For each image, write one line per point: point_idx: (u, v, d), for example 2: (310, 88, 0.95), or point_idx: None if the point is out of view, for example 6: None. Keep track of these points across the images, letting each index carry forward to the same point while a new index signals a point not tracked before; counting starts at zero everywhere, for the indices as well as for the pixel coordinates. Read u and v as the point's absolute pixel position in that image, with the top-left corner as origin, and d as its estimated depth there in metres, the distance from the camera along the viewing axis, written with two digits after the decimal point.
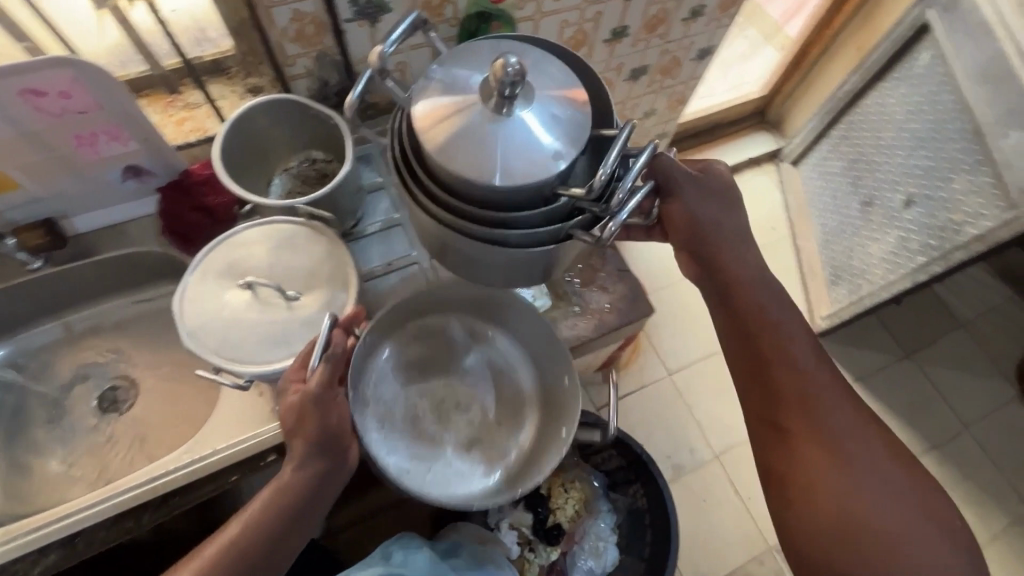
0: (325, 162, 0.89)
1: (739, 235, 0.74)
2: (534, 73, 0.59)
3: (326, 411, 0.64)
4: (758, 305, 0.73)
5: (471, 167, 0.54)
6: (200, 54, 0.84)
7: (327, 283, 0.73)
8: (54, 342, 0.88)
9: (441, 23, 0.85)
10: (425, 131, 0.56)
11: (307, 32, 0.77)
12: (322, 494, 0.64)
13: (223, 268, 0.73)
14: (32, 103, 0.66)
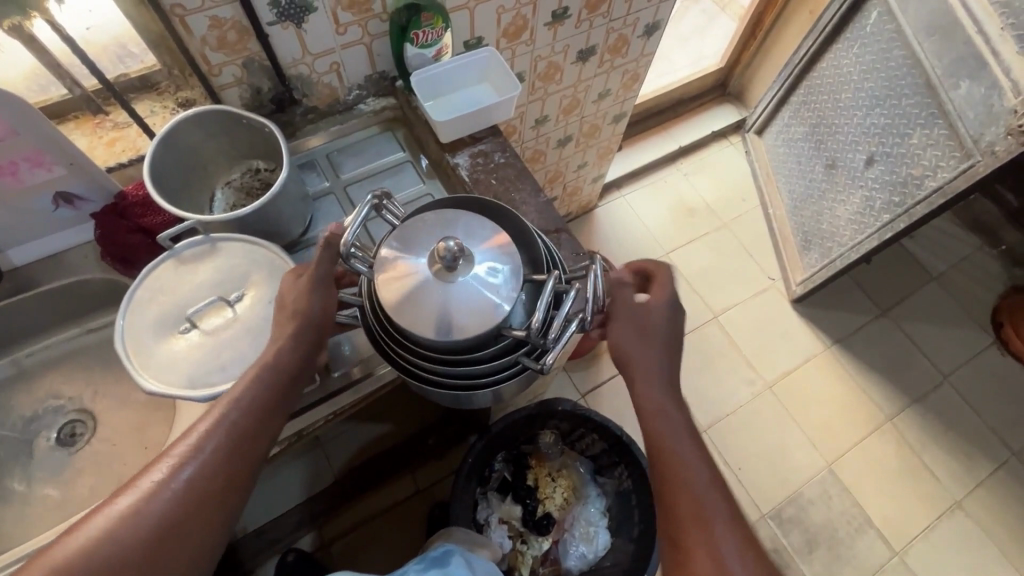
0: (268, 170, 0.87)
1: (661, 349, 0.68)
2: (479, 235, 0.64)
3: (313, 295, 0.65)
4: (665, 421, 0.66)
5: (430, 338, 0.60)
6: (125, 71, 0.82)
7: (257, 272, 0.71)
8: (4, 382, 0.85)
9: (371, 19, 0.83)
10: (386, 307, 0.60)
11: (229, 38, 0.75)
12: (296, 373, 0.65)
13: (155, 323, 0.68)
14: None
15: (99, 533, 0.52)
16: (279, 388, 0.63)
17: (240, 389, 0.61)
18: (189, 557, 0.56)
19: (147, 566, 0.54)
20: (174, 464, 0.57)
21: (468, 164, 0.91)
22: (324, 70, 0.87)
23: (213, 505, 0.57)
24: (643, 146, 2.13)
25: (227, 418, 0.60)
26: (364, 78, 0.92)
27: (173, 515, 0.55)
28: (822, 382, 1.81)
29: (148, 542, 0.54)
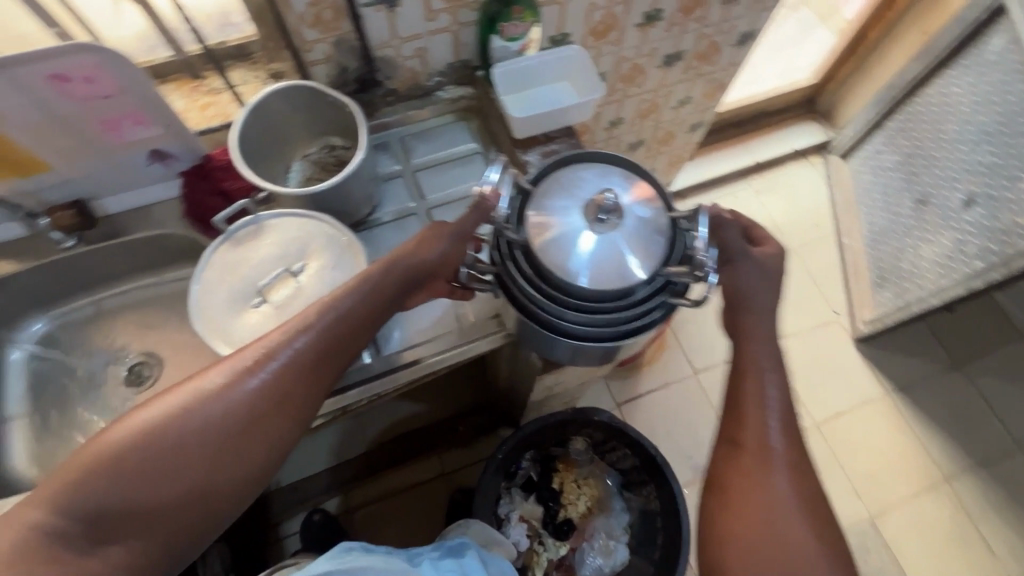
0: (343, 148, 0.90)
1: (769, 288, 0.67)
2: (610, 179, 0.66)
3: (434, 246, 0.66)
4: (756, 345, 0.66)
5: (595, 288, 0.61)
6: (225, 39, 0.85)
7: (318, 244, 0.72)
8: (87, 319, 0.91)
9: (462, 7, 0.82)
10: (546, 261, 0.61)
11: (324, 16, 0.76)
12: (392, 298, 0.66)
13: (227, 299, 0.68)
14: (59, 87, 0.68)
15: (191, 405, 0.55)
16: (377, 309, 0.64)
17: (337, 306, 0.62)
18: (263, 447, 0.58)
19: (226, 446, 0.56)
20: (266, 359, 0.59)
21: (539, 163, 0.89)
22: (409, 55, 0.87)
23: (292, 406, 0.59)
24: (716, 157, 2.05)
25: (320, 330, 0.61)
26: (446, 65, 0.93)
27: (257, 408, 0.57)
28: (877, 429, 1.70)
29: (233, 424, 0.56)
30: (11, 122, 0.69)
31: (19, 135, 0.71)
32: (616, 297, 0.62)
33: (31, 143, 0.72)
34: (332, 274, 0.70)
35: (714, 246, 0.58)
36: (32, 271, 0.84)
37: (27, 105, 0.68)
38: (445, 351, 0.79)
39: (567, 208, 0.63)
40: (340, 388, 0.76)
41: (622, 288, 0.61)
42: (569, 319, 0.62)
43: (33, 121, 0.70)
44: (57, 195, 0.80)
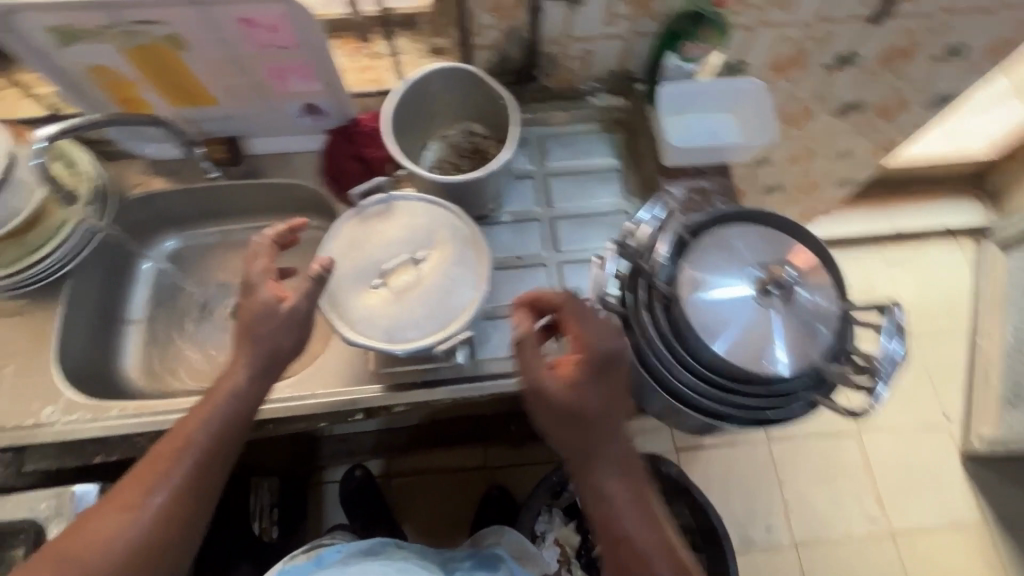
0: (482, 136, 0.88)
1: (603, 379, 0.54)
2: (782, 248, 0.58)
3: (269, 317, 0.61)
4: (597, 449, 0.54)
5: (727, 360, 0.54)
6: (397, 6, 0.85)
7: (445, 236, 0.69)
8: (208, 245, 0.95)
9: (645, 16, 0.76)
10: (695, 325, 0.55)
11: (505, 4, 0.73)
12: (287, 350, 0.63)
13: (351, 276, 0.67)
14: (245, 31, 0.69)
15: (99, 536, 0.55)
16: (275, 365, 0.62)
17: (225, 387, 0.61)
18: (188, 539, 0.58)
19: (162, 536, 0.56)
20: (159, 456, 0.58)
21: (681, 197, 0.82)
22: (574, 55, 0.83)
23: (203, 490, 0.59)
24: (851, 215, 1.84)
25: (214, 414, 0.60)
26: (607, 72, 0.88)
27: (175, 498, 0.57)
28: (963, 559, 1.49)
29: (148, 532, 0.56)
30: (195, 55, 0.71)
31: (198, 69, 0.73)
32: (741, 379, 0.55)
33: (205, 76, 0.74)
34: (453, 269, 0.67)
35: (895, 356, 0.51)
36: (177, 192, 0.88)
37: (212, 41, 0.69)
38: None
39: (730, 271, 0.56)
40: (427, 382, 0.75)
41: (757, 374, 0.54)
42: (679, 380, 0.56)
43: (213, 57, 0.72)
44: (215, 127, 0.84)
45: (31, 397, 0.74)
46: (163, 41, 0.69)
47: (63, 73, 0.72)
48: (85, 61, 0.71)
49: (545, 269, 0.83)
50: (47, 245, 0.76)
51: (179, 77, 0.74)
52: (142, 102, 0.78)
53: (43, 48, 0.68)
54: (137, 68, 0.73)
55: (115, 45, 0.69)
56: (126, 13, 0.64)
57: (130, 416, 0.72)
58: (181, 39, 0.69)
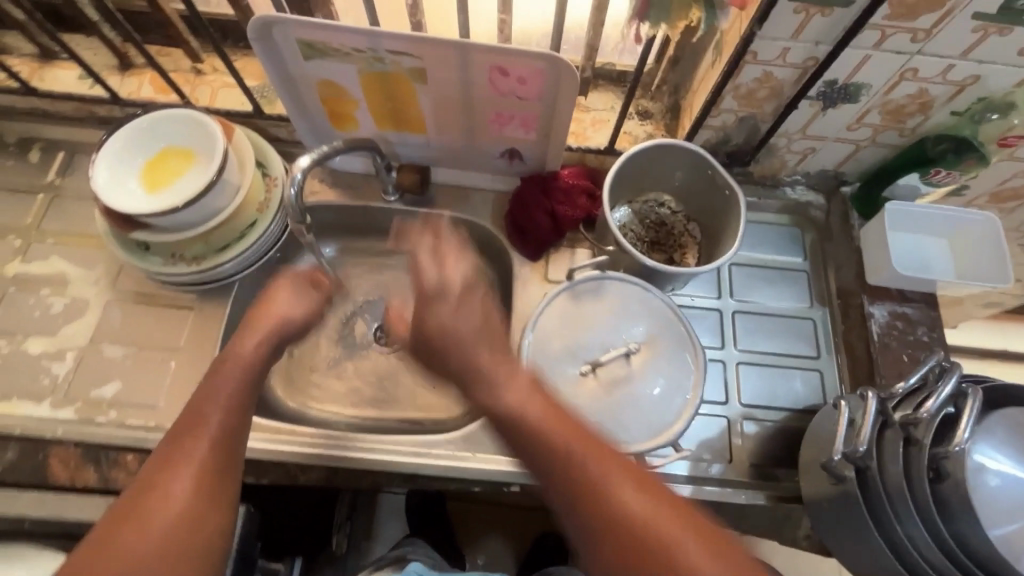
0: (671, 210, 0.82)
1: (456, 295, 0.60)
2: None
3: (293, 304, 0.63)
4: (476, 365, 0.55)
5: (1004, 564, 0.48)
6: (614, 63, 0.82)
7: (656, 329, 0.65)
8: (358, 260, 0.91)
9: (892, 129, 0.72)
10: (980, 517, 0.48)
11: (757, 94, 0.68)
12: (287, 319, 0.61)
13: (557, 357, 0.63)
14: (492, 78, 0.66)
15: (134, 525, 0.46)
16: (281, 329, 0.61)
17: (233, 352, 0.57)
18: (226, 506, 0.49)
19: (200, 505, 0.48)
20: (178, 433, 0.50)
21: (883, 322, 0.77)
22: (795, 150, 0.78)
23: (233, 452, 0.52)
24: None
25: (224, 379, 0.54)
26: (817, 170, 0.83)
27: (211, 462, 0.50)
28: None
29: (183, 498, 0.47)
30: (428, 89, 0.69)
31: (424, 100, 0.71)
32: None
33: (427, 107, 0.72)
34: (664, 370, 0.63)
35: None
36: (349, 207, 0.85)
37: (454, 78, 0.66)
38: (707, 485, 0.72)
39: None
40: None
41: None
42: (925, 560, 0.51)
43: (445, 92, 0.69)
44: (406, 152, 0.82)
45: (192, 399, 0.72)
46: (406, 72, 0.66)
47: (289, 82, 0.70)
48: (317, 75, 0.69)
49: (722, 366, 0.78)
50: (228, 252, 0.74)
51: (399, 105, 0.72)
52: (349, 120, 0.76)
53: (283, 57, 0.67)
54: (364, 90, 0.70)
55: (356, 67, 0.67)
56: (385, 43, 0.62)
57: (294, 442, 0.70)
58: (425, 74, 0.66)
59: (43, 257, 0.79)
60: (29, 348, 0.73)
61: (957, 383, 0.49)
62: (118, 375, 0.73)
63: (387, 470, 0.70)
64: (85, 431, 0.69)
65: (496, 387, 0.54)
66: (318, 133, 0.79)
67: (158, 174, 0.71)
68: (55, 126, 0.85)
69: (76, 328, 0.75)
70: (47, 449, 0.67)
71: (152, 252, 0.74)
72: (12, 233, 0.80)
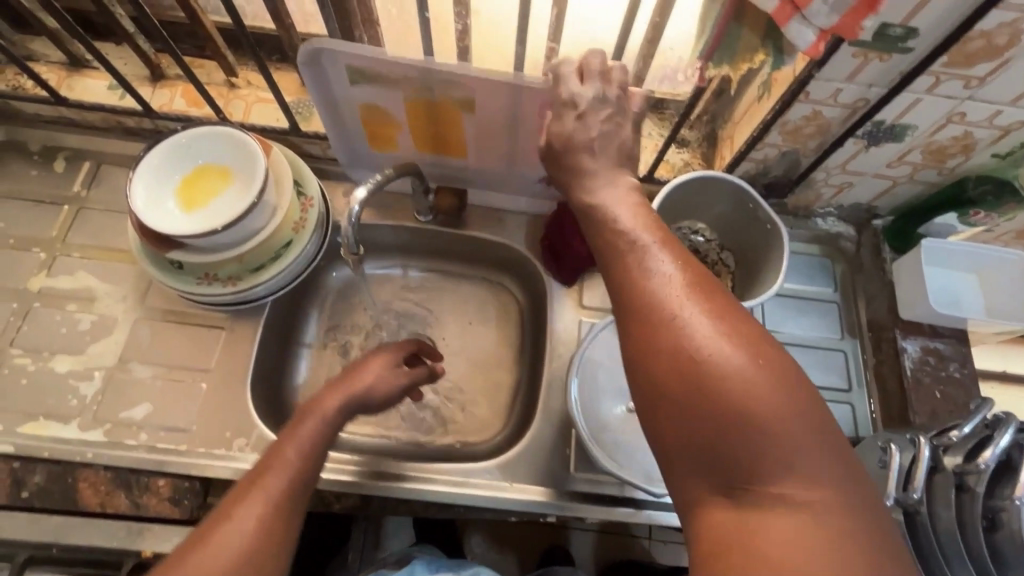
0: (707, 239, 0.82)
1: (597, 106, 0.52)
2: None
3: (379, 379, 0.64)
4: (579, 161, 0.52)
5: None
6: (654, 90, 0.81)
7: None
8: (387, 279, 0.90)
9: (933, 168, 0.72)
10: None
11: (803, 130, 0.69)
12: (375, 384, 0.63)
13: (607, 393, 0.63)
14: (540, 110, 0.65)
15: (204, 553, 0.46)
16: (369, 390, 0.62)
17: (317, 406, 0.59)
18: (284, 547, 0.49)
19: (265, 539, 0.48)
20: (257, 472, 0.52)
21: (915, 357, 0.77)
22: (833, 184, 0.78)
23: (302, 493, 0.52)
24: None
25: (309, 428, 0.56)
26: (851, 203, 0.83)
27: (281, 500, 0.50)
28: None
29: (250, 531, 0.48)
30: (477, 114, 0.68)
31: (470, 126, 0.70)
32: None
33: (471, 132, 0.71)
34: None
35: None
36: (382, 227, 0.84)
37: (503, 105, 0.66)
38: None
39: None
40: (631, 501, 0.70)
41: None
42: None
43: (490, 119, 0.69)
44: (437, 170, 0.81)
45: (224, 422, 0.71)
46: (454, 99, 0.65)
47: (332, 104, 0.69)
48: (359, 99, 0.68)
49: None
50: (264, 274, 0.73)
51: (445, 127, 0.72)
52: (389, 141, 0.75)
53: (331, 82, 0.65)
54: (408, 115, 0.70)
55: (404, 93, 0.66)
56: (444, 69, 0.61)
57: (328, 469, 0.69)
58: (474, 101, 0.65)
59: (70, 271, 0.77)
60: (56, 367, 0.72)
61: (1013, 434, 0.50)
62: (148, 396, 0.71)
63: (423, 498, 0.70)
64: (115, 454, 0.67)
65: (589, 188, 0.50)
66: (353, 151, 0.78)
67: (195, 193, 0.70)
68: (81, 135, 0.83)
69: (103, 346, 0.73)
70: (76, 473, 0.66)
71: (184, 270, 0.72)
72: (37, 246, 0.78)
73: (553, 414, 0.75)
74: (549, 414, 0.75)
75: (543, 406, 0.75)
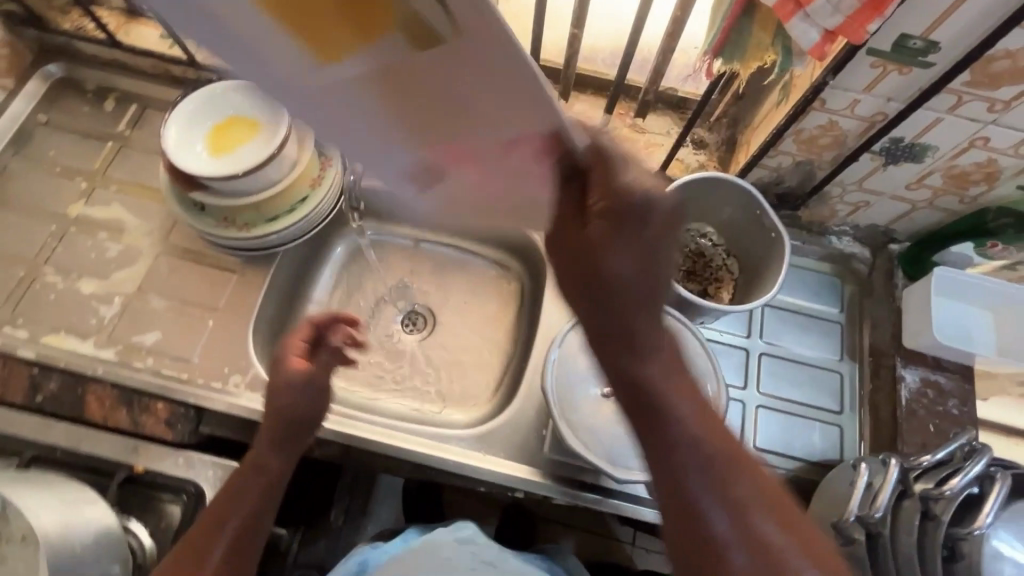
0: (713, 243, 0.81)
1: (654, 219, 0.43)
2: None
3: (302, 391, 0.67)
4: (626, 300, 0.44)
5: None
6: (677, 88, 0.82)
7: None
8: (396, 247, 0.93)
9: (953, 195, 0.70)
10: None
11: (819, 141, 0.68)
12: (302, 411, 0.67)
13: (582, 375, 0.63)
14: (482, 146, 0.42)
15: None
16: (295, 420, 0.66)
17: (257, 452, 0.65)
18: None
19: None
20: (202, 533, 0.59)
21: (913, 387, 0.75)
22: (848, 201, 0.77)
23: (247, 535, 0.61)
24: None
25: (250, 477, 0.63)
26: (866, 225, 0.82)
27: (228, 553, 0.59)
28: None
29: None
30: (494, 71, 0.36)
31: (345, 118, 0.39)
32: None
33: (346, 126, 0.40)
34: None
35: None
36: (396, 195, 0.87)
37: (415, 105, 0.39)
38: None
39: None
40: (600, 490, 0.71)
41: None
42: None
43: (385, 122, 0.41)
44: (403, 185, 0.47)
45: (224, 359, 0.75)
46: (481, 130, 0.41)
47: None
48: (348, 126, 0.40)
49: (741, 406, 0.78)
50: (278, 224, 0.76)
51: (431, 65, 0.36)
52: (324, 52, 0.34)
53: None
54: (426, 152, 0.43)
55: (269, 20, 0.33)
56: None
57: None
58: (505, 143, 0.42)
59: (106, 203, 0.83)
60: (81, 288, 0.78)
61: (985, 466, 0.49)
62: (159, 325, 0.76)
63: (398, 456, 0.72)
64: (122, 373, 0.72)
65: (633, 348, 0.45)
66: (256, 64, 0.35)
67: (224, 140, 0.74)
68: (131, 79, 0.89)
69: (126, 275, 0.79)
70: (86, 386, 0.72)
71: (206, 212, 0.77)
72: (81, 176, 0.84)
73: (535, 395, 0.76)
74: (531, 394, 0.76)
75: (527, 385, 0.76)
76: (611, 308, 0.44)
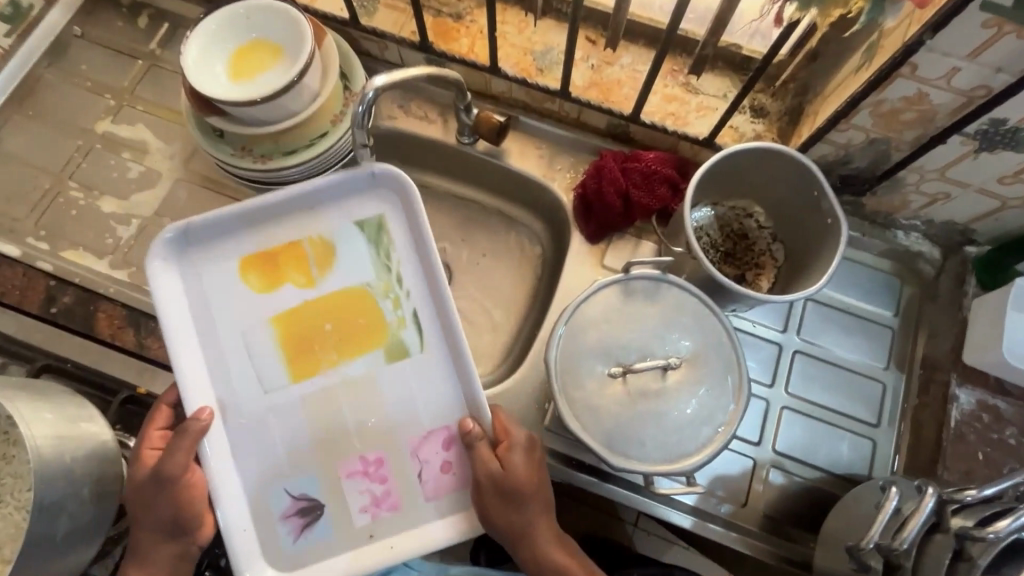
0: (757, 225, 0.74)
1: (526, 452, 0.57)
2: None
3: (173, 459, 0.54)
4: (529, 525, 0.58)
5: None
6: (741, 45, 0.72)
7: (703, 354, 0.59)
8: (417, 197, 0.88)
9: None
10: None
11: (902, 116, 0.58)
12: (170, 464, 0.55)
13: (590, 352, 0.59)
14: (364, 471, 0.57)
15: None
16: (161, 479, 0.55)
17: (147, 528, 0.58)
18: None
19: None
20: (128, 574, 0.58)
21: (966, 408, 0.67)
22: (924, 192, 0.67)
23: None
24: None
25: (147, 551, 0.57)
26: (943, 222, 0.71)
27: None
28: None
29: None
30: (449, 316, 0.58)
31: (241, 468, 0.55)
32: None
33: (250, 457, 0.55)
34: (699, 397, 0.57)
35: None
36: (420, 140, 0.81)
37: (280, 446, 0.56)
38: (711, 522, 0.67)
39: None
40: (598, 472, 0.68)
41: None
42: None
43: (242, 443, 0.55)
44: (282, 536, 0.56)
45: None
46: (416, 424, 0.57)
47: (215, 314, 0.57)
48: (243, 448, 0.56)
49: (765, 405, 0.71)
50: (295, 158, 0.73)
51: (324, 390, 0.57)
52: (297, 372, 0.57)
53: (229, 228, 0.58)
54: (338, 464, 0.56)
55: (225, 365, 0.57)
56: (353, 212, 0.60)
57: None
58: (368, 461, 0.57)
59: (131, 122, 0.82)
60: (102, 207, 0.77)
61: None
62: None
63: None
64: (132, 295, 0.72)
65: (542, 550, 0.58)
66: (226, 377, 0.56)
67: (246, 63, 0.70)
68: None
69: (145, 198, 0.78)
70: (98, 303, 0.72)
71: (225, 140, 0.74)
72: (108, 93, 0.83)
73: (541, 368, 0.71)
74: (538, 367, 0.72)
75: (535, 356, 0.72)
76: (522, 526, 0.57)
